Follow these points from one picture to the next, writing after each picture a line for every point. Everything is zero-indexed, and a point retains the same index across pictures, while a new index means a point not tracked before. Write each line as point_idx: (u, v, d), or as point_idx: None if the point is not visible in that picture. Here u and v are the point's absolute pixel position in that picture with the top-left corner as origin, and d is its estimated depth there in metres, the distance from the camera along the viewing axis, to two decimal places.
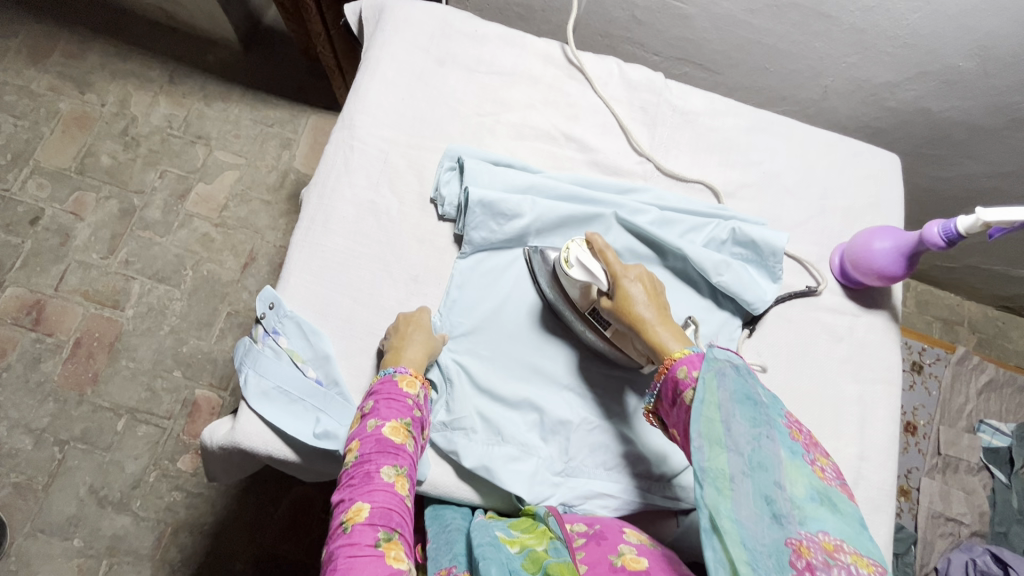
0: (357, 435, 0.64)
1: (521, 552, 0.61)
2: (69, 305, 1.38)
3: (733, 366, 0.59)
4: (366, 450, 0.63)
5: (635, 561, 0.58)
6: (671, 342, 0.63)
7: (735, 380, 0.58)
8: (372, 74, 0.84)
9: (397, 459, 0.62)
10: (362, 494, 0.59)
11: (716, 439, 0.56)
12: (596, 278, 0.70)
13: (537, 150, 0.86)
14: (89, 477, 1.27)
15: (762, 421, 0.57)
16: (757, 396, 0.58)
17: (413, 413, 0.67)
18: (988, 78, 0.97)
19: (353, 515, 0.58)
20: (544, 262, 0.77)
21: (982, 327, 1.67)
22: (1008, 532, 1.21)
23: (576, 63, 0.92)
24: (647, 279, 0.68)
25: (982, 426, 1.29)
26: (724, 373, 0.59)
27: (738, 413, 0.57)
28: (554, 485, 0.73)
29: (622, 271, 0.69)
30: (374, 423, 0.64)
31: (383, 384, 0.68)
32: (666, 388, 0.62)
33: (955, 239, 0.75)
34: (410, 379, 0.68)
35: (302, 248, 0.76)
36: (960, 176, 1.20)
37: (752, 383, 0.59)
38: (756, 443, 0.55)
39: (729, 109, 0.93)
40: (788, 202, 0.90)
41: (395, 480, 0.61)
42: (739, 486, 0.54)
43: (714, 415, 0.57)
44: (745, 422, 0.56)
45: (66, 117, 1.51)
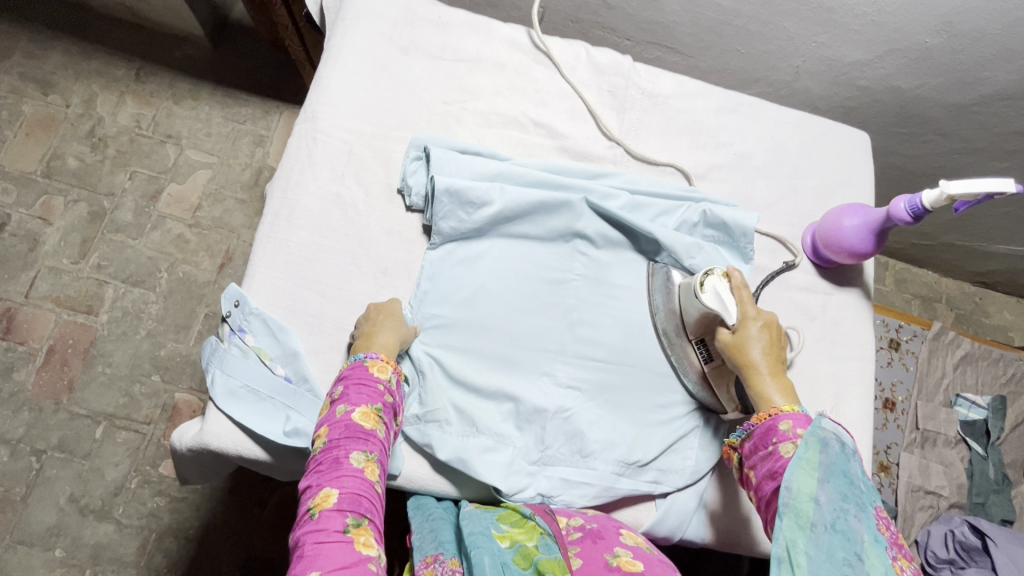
0: (326, 421, 0.63)
1: (511, 547, 0.62)
2: (41, 313, 1.35)
3: (839, 440, 0.60)
4: (336, 436, 0.62)
5: (631, 564, 0.58)
6: (778, 397, 0.67)
7: (839, 453, 0.59)
8: (334, 64, 0.82)
9: (367, 445, 0.62)
10: (330, 480, 0.59)
11: (806, 491, 0.57)
12: (727, 310, 0.72)
13: (505, 137, 0.85)
14: (69, 486, 1.25)
15: (853, 499, 0.57)
16: (855, 474, 0.58)
17: (385, 398, 0.66)
18: (956, 54, 0.98)
19: (320, 502, 0.57)
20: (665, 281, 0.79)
21: (959, 303, 1.70)
22: (985, 502, 1.24)
23: (543, 47, 0.91)
24: (772, 327, 0.71)
25: (958, 399, 1.31)
26: (828, 442, 0.60)
27: (833, 482, 0.57)
28: (531, 474, 0.73)
29: (752, 314, 0.72)
30: (343, 409, 0.63)
31: (353, 369, 0.67)
32: (762, 431, 0.65)
33: (921, 213, 0.75)
34: (381, 364, 0.67)
35: (266, 243, 0.75)
36: (931, 153, 1.21)
37: (852, 463, 0.60)
38: (842, 513, 0.55)
39: (698, 91, 0.93)
40: (759, 183, 0.90)
41: (365, 465, 0.61)
42: (817, 536, 0.54)
43: (811, 471, 0.58)
44: (836, 491, 0.57)
45: (30, 120, 1.47)
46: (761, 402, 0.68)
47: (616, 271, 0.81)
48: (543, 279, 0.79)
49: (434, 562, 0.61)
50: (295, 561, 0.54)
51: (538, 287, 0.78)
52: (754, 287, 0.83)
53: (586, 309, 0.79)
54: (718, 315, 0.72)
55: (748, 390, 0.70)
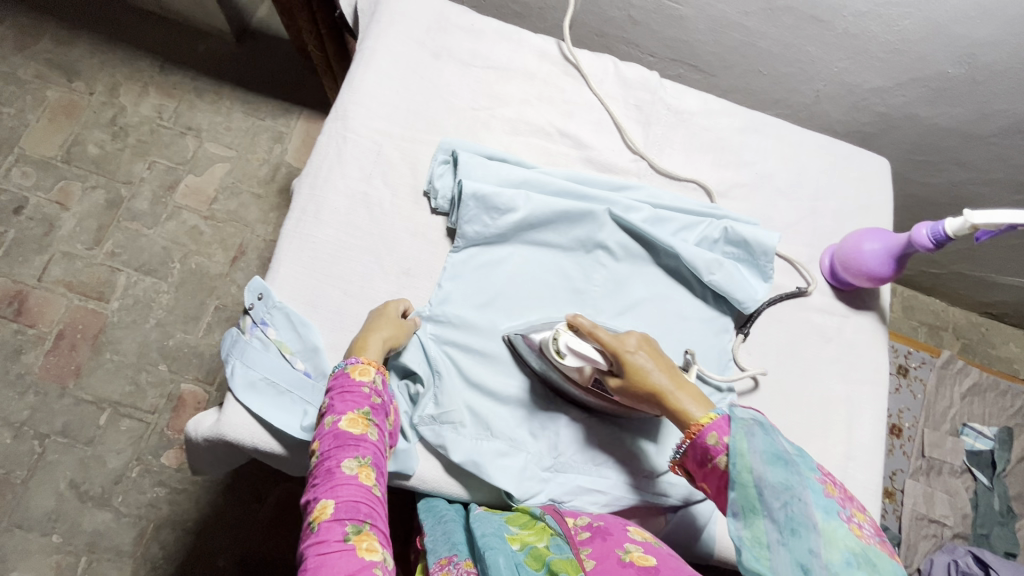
0: (316, 435, 0.64)
1: (523, 549, 0.62)
2: (53, 297, 1.35)
3: (759, 425, 0.59)
4: (326, 447, 0.62)
5: (643, 559, 0.58)
6: (692, 408, 0.62)
7: (764, 439, 0.58)
8: (368, 65, 0.83)
9: (358, 451, 0.62)
10: (325, 491, 0.59)
11: (749, 503, 0.56)
12: (591, 359, 0.67)
13: (531, 145, 0.86)
14: (70, 471, 1.25)
15: (794, 479, 0.56)
16: (786, 453, 0.57)
17: (372, 402, 0.66)
18: (976, 85, 0.99)
19: (318, 513, 0.57)
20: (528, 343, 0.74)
21: (965, 332, 1.70)
22: (989, 534, 1.23)
23: (572, 60, 0.92)
24: (648, 340, 0.67)
25: (965, 429, 1.31)
26: (753, 433, 0.59)
27: (769, 475, 0.56)
28: (543, 480, 0.73)
29: (623, 339, 0.66)
30: (331, 419, 0.64)
31: (336, 378, 0.67)
32: (695, 451, 0.61)
33: (943, 241, 0.75)
34: (361, 368, 0.66)
35: (292, 239, 0.75)
36: (947, 182, 1.22)
37: (779, 441, 0.58)
38: (789, 506, 0.54)
39: (723, 110, 0.94)
40: (779, 203, 0.91)
41: (359, 470, 0.61)
42: (777, 551, 0.53)
43: (747, 481, 0.56)
44: (774, 483, 0.55)
45: (53, 106, 1.48)
46: (681, 422, 0.62)
47: (636, 283, 0.82)
48: (564, 287, 0.80)
49: (449, 563, 0.62)
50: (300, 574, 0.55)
51: (558, 294, 0.79)
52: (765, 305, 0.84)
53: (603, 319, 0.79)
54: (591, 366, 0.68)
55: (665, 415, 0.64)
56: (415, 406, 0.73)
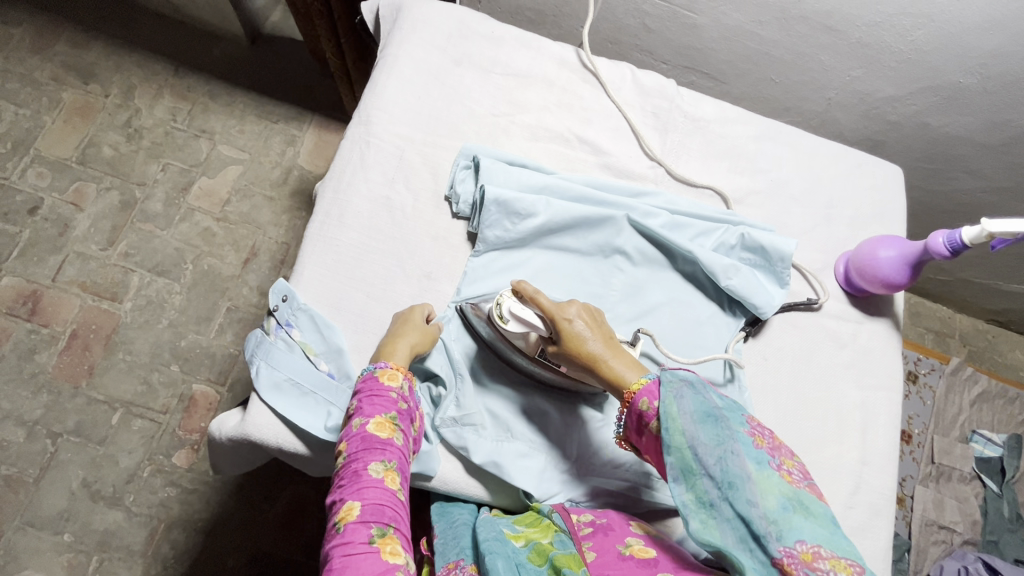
0: (344, 436, 0.65)
1: (526, 546, 0.64)
2: (66, 297, 1.36)
3: (688, 386, 0.61)
4: (354, 449, 0.63)
5: (643, 551, 0.61)
6: (626, 374, 0.64)
7: (694, 399, 0.60)
8: (390, 72, 0.85)
9: (385, 455, 0.62)
10: (352, 493, 0.60)
11: (686, 464, 0.59)
12: (534, 326, 0.69)
13: (550, 151, 0.87)
14: (82, 470, 1.25)
15: (725, 435, 0.58)
16: (715, 410, 0.60)
17: (399, 406, 0.66)
18: (988, 95, 1.00)
19: (345, 515, 0.59)
20: (478, 314, 0.75)
21: (973, 339, 1.70)
22: (999, 541, 1.23)
23: (590, 67, 0.93)
24: (589, 309, 0.68)
25: (974, 436, 1.31)
26: (682, 394, 0.61)
27: (703, 435, 0.59)
28: (561, 481, 0.74)
29: (566, 306, 0.68)
30: (359, 422, 0.64)
31: (365, 381, 0.68)
32: (632, 418, 0.64)
33: (959, 249, 0.76)
34: (390, 373, 0.68)
35: (316, 242, 0.76)
36: (957, 190, 1.23)
37: (708, 398, 0.61)
38: (724, 462, 0.57)
39: (738, 117, 0.95)
40: (794, 210, 0.92)
41: (385, 475, 0.61)
42: (718, 507, 0.57)
43: (682, 443, 0.59)
44: (709, 442, 0.58)
45: (69, 107, 1.50)
46: (617, 389, 0.65)
47: (654, 288, 0.83)
48: (582, 292, 0.81)
49: (456, 568, 0.63)
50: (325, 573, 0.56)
51: (577, 298, 0.80)
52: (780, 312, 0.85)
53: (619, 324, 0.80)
54: (533, 332, 0.69)
55: (603, 382, 0.66)
56: (436, 407, 0.74)
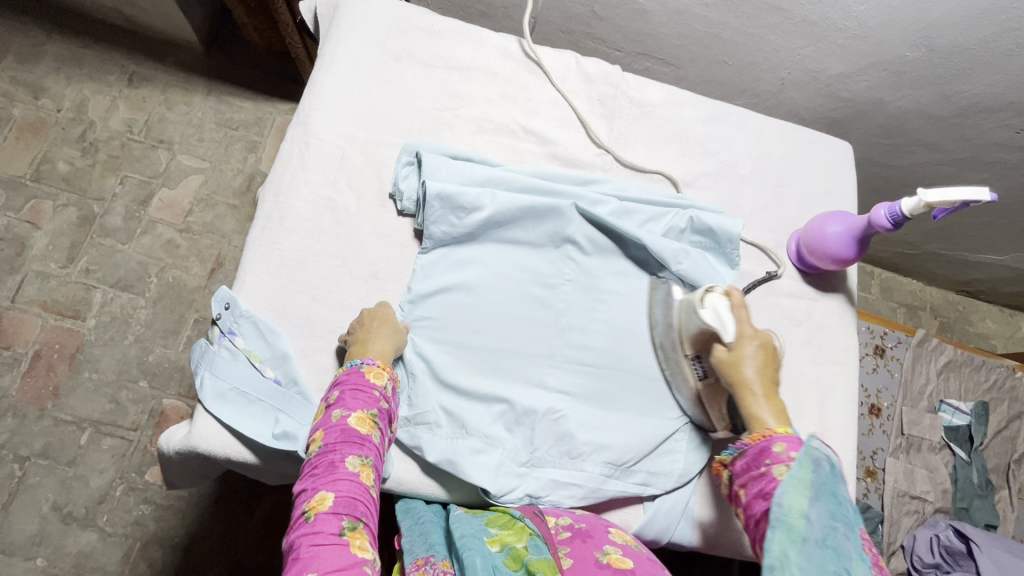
0: (321, 426, 0.64)
1: (502, 551, 0.62)
2: (27, 317, 1.33)
3: (832, 459, 0.61)
4: (331, 440, 0.62)
5: (621, 561, 0.60)
6: (771, 418, 0.67)
7: (830, 474, 0.60)
8: (327, 70, 0.83)
9: (363, 450, 0.62)
10: (326, 483, 0.59)
11: (797, 507, 0.57)
12: (723, 328, 0.72)
13: (495, 143, 0.87)
14: (52, 493, 1.23)
15: (843, 517, 0.57)
16: (847, 496, 0.59)
17: (380, 405, 0.66)
18: (935, 67, 1.00)
19: (316, 504, 0.58)
20: (667, 296, 0.81)
21: (943, 311, 1.73)
22: (969, 507, 1.26)
23: (533, 57, 0.92)
24: (768, 347, 0.71)
25: (942, 405, 1.33)
26: (821, 464, 0.60)
27: (824, 499, 0.57)
28: (520, 477, 0.74)
29: (750, 333, 0.71)
30: (339, 413, 0.64)
31: (349, 374, 0.67)
32: (756, 453, 0.65)
33: (901, 221, 0.77)
34: (377, 371, 0.67)
35: (258, 247, 0.75)
36: (913, 164, 1.24)
37: (843, 486, 0.60)
38: (833, 530, 0.56)
39: (686, 101, 0.95)
40: (745, 190, 0.92)
41: (361, 469, 0.61)
42: (809, 549, 0.54)
43: (806, 487, 0.58)
44: (831, 509, 0.57)
45: (20, 124, 1.46)
46: (754, 424, 0.68)
47: (606, 277, 0.82)
48: (534, 283, 0.80)
49: (426, 564, 0.61)
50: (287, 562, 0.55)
51: (529, 289, 0.80)
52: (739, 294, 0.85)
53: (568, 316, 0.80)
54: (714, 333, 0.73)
55: (741, 411, 0.70)
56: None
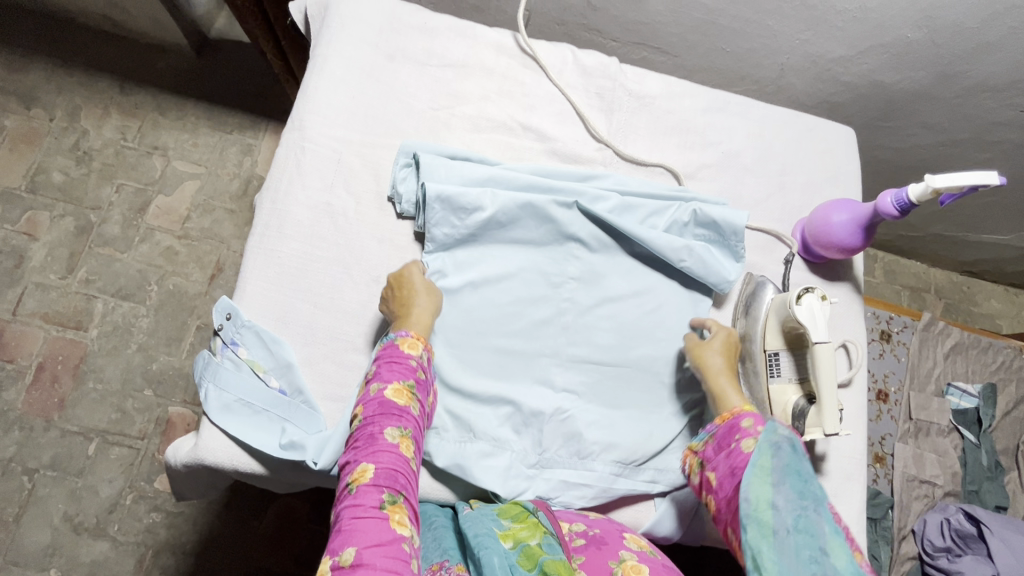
0: (361, 400, 0.64)
1: (515, 547, 0.61)
2: (29, 330, 1.33)
3: (789, 438, 0.58)
4: (371, 412, 0.62)
5: (635, 569, 0.59)
6: (735, 398, 0.69)
7: (791, 453, 0.56)
8: (321, 73, 0.82)
9: (401, 421, 0.61)
10: (366, 455, 0.58)
11: (763, 497, 0.54)
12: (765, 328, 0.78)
13: (493, 142, 0.85)
14: (63, 504, 1.23)
15: (809, 494, 0.53)
16: (809, 471, 0.55)
17: (418, 375, 0.66)
18: (937, 48, 0.99)
19: (358, 476, 0.57)
20: (762, 294, 0.83)
21: (948, 292, 1.72)
22: (980, 490, 1.25)
23: (529, 51, 0.91)
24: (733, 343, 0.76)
25: (950, 388, 1.32)
26: (781, 446, 0.57)
27: (788, 482, 0.54)
28: (529, 480, 0.74)
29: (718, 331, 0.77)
30: (377, 386, 0.63)
31: (385, 349, 0.67)
32: (726, 435, 0.64)
33: (908, 208, 0.76)
34: (411, 341, 0.67)
35: (257, 255, 0.74)
36: (917, 146, 1.22)
37: (806, 460, 0.56)
38: (801, 510, 0.52)
39: (685, 91, 0.93)
40: (747, 180, 0.91)
41: (400, 441, 0.60)
42: (780, 541, 0.51)
43: (764, 475, 0.56)
44: (792, 491, 0.53)
45: (13, 135, 1.45)
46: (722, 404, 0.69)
47: (609, 273, 0.82)
48: (538, 283, 0.79)
49: (440, 569, 0.61)
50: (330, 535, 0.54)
51: (535, 288, 0.79)
52: (761, 282, 0.83)
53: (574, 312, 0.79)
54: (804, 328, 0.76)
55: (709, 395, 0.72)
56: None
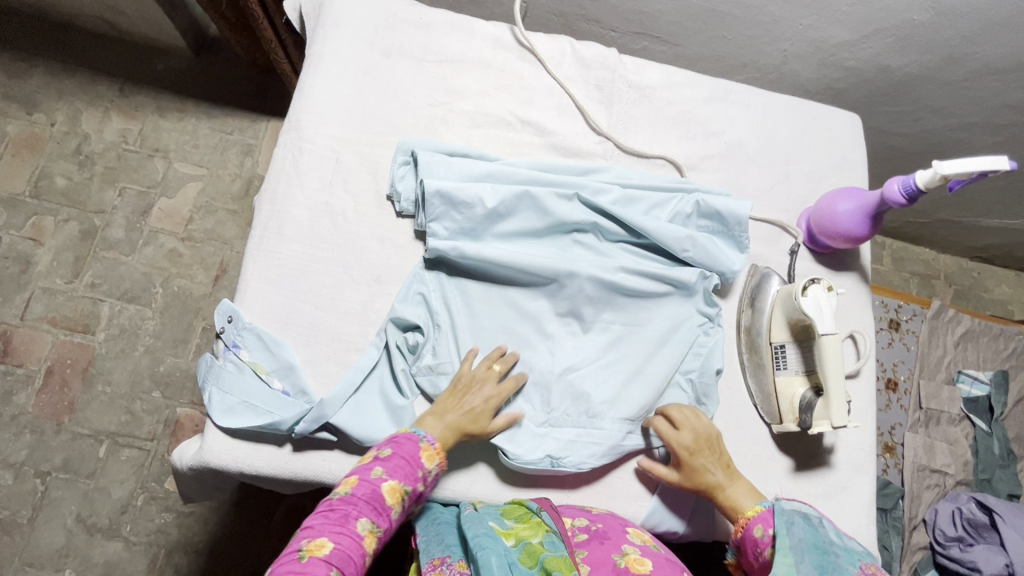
0: (359, 472, 0.61)
1: (517, 546, 0.61)
2: (38, 334, 1.34)
3: (801, 515, 0.65)
4: (360, 493, 0.59)
5: (638, 563, 0.60)
6: (743, 501, 0.70)
7: (806, 530, 0.63)
8: (316, 71, 0.81)
9: (379, 518, 0.59)
10: (332, 531, 0.56)
11: (785, 574, 0.59)
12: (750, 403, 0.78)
13: (492, 137, 0.85)
14: (75, 506, 1.24)
15: (830, 567, 0.59)
16: (826, 544, 0.61)
17: (418, 485, 0.63)
18: (944, 30, 0.96)
19: (313, 547, 0.54)
20: (769, 286, 0.82)
21: (958, 279, 1.69)
22: (991, 479, 1.24)
23: (526, 44, 0.90)
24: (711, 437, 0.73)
25: (960, 376, 1.30)
26: (793, 522, 0.64)
27: (806, 558, 0.60)
28: (538, 437, 0.73)
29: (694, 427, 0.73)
30: (378, 473, 0.61)
31: (406, 441, 0.64)
32: (745, 541, 0.68)
33: (916, 195, 0.74)
34: (432, 452, 0.65)
35: (257, 257, 0.74)
36: (925, 130, 1.20)
37: (824, 535, 0.63)
38: None
39: (686, 81, 0.92)
40: (751, 170, 0.90)
41: (367, 535, 0.58)
42: None
43: (785, 555, 0.61)
44: (812, 566, 0.59)
45: (15, 141, 1.45)
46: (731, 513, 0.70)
47: (614, 241, 0.82)
48: (546, 246, 0.80)
49: (442, 564, 0.61)
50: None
51: (543, 250, 0.80)
52: (763, 273, 0.83)
53: (588, 284, 0.77)
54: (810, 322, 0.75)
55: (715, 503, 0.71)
56: (413, 356, 0.74)
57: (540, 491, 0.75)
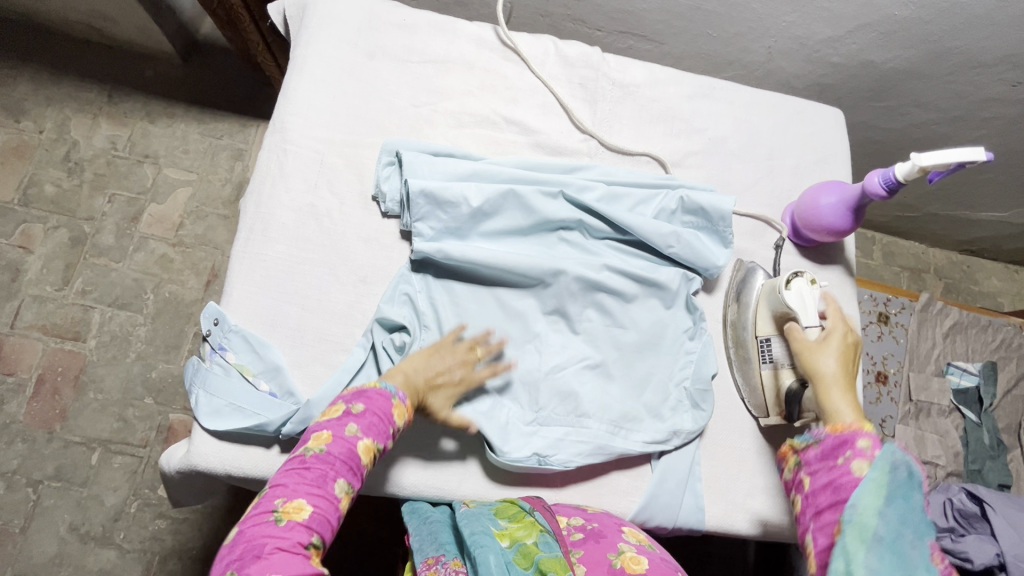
0: (331, 428, 0.59)
1: (512, 546, 0.61)
2: (28, 343, 1.33)
3: (908, 467, 0.59)
4: (336, 452, 0.58)
5: (635, 562, 0.60)
6: (846, 414, 0.66)
7: (904, 481, 0.58)
8: (300, 74, 0.81)
9: (355, 478, 0.58)
10: (309, 493, 0.55)
11: (871, 508, 0.57)
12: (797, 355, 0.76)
13: (477, 136, 0.85)
14: (68, 514, 1.24)
15: (911, 526, 0.55)
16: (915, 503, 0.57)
17: (389, 443, 0.62)
18: (925, 24, 0.97)
19: (291, 510, 0.53)
20: (754, 280, 0.83)
21: (947, 272, 1.70)
22: (982, 469, 1.25)
23: (510, 44, 0.90)
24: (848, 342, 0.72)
25: (950, 367, 1.31)
26: (897, 469, 0.58)
27: (895, 506, 0.56)
28: (526, 436, 0.73)
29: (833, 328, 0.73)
30: (354, 430, 0.59)
31: (378, 397, 0.62)
32: (839, 451, 0.63)
33: (896, 186, 0.75)
34: (401, 410, 0.63)
35: (242, 260, 0.74)
36: (910, 124, 1.21)
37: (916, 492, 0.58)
38: (901, 536, 0.54)
39: (669, 78, 0.92)
40: (735, 166, 0.90)
41: (343, 496, 0.57)
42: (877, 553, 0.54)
43: (879, 491, 0.57)
44: (897, 516, 0.56)
45: (4, 149, 1.45)
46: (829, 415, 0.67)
47: (601, 240, 0.83)
48: (533, 245, 0.81)
49: (437, 564, 0.61)
50: (234, 549, 0.51)
51: (529, 249, 0.80)
52: (749, 267, 0.84)
53: (575, 283, 0.78)
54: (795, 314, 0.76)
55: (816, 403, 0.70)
56: (398, 356, 0.73)
57: (530, 488, 0.75)
